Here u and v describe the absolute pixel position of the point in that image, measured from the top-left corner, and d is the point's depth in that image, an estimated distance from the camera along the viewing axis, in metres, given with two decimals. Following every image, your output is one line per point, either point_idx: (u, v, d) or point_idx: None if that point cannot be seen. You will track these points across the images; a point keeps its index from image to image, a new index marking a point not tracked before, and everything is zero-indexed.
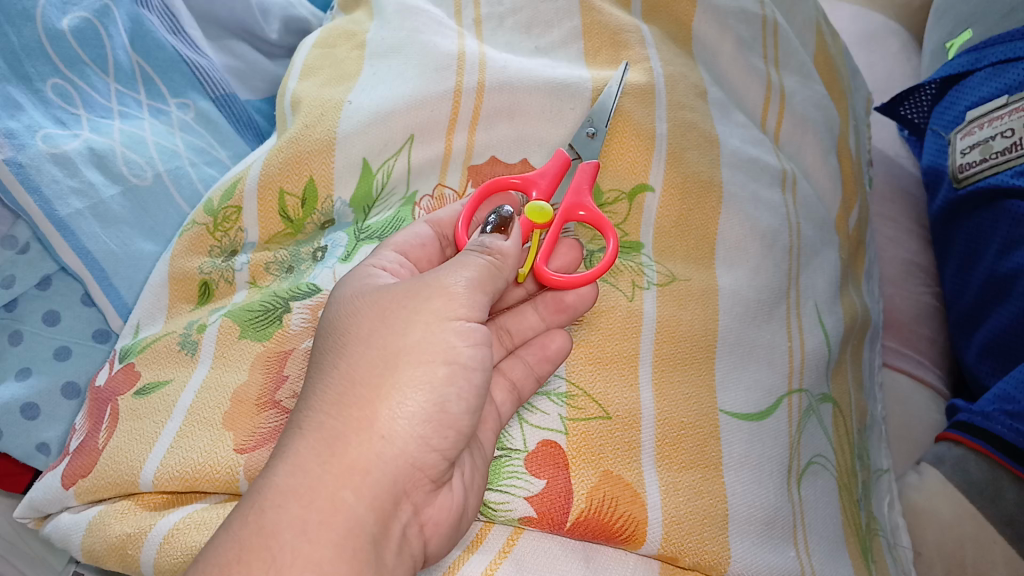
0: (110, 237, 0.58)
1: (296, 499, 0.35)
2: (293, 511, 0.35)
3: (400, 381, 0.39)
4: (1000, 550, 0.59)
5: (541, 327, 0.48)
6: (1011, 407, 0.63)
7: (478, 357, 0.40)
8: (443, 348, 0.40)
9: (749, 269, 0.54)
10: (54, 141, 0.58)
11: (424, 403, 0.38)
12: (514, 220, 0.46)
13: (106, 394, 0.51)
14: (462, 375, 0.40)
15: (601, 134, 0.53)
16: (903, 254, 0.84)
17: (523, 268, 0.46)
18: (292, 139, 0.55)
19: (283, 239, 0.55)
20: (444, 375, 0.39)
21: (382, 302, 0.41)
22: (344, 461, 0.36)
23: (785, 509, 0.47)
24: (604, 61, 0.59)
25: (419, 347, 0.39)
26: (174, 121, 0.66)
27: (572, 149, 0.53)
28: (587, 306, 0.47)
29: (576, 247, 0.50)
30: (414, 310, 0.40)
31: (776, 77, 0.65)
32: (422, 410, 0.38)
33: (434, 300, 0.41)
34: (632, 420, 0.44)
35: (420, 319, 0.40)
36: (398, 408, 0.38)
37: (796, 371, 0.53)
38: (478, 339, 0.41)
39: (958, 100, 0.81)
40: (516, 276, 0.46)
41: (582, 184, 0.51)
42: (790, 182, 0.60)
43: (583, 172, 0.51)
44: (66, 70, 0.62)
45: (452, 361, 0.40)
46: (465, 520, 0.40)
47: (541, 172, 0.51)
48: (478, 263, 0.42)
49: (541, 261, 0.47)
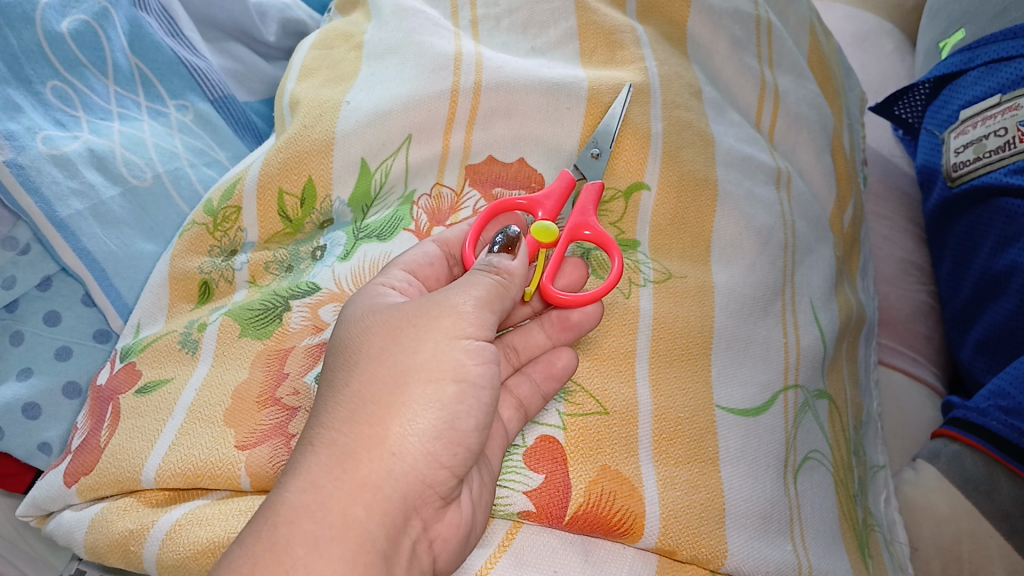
0: (110, 237, 0.59)
1: (308, 517, 0.36)
2: (305, 528, 0.35)
3: (411, 399, 0.39)
4: (996, 546, 0.60)
5: (547, 345, 0.48)
6: (1006, 403, 0.64)
7: (487, 375, 0.41)
8: (452, 365, 0.40)
9: (744, 266, 0.54)
10: (53, 143, 0.58)
11: (435, 420, 0.39)
12: (521, 240, 0.46)
13: (107, 392, 0.51)
14: (471, 393, 0.40)
15: (606, 155, 0.53)
16: (898, 253, 0.85)
17: (529, 288, 0.47)
18: (291, 139, 0.55)
19: (283, 239, 0.56)
20: (454, 394, 0.40)
21: (391, 321, 0.41)
22: (355, 478, 0.37)
23: (782, 503, 0.48)
24: (600, 61, 0.59)
25: (429, 364, 0.40)
26: (172, 122, 0.66)
27: (578, 170, 0.53)
28: (593, 324, 0.47)
29: (582, 265, 0.50)
30: (424, 328, 0.41)
31: (770, 77, 0.66)
32: (432, 427, 0.39)
33: (443, 318, 0.41)
34: (629, 415, 0.44)
35: (430, 338, 0.40)
36: (408, 425, 0.39)
37: (792, 366, 0.53)
38: (486, 357, 0.41)
39: (952, 100, 0.82)
40: (522, 294, 0.47)
41: (587, 205, 0.51)
42: (785, 180, 0.61)
43: (589, 192, 0.51)
44: (65, 73, 0.63)
45: (462, 379, 0.40)
46: (472, 538, 0.41)
47: (547, 193, 0.51)
48: (486, 281, 0.42)
49: (547, 280, 0.48)
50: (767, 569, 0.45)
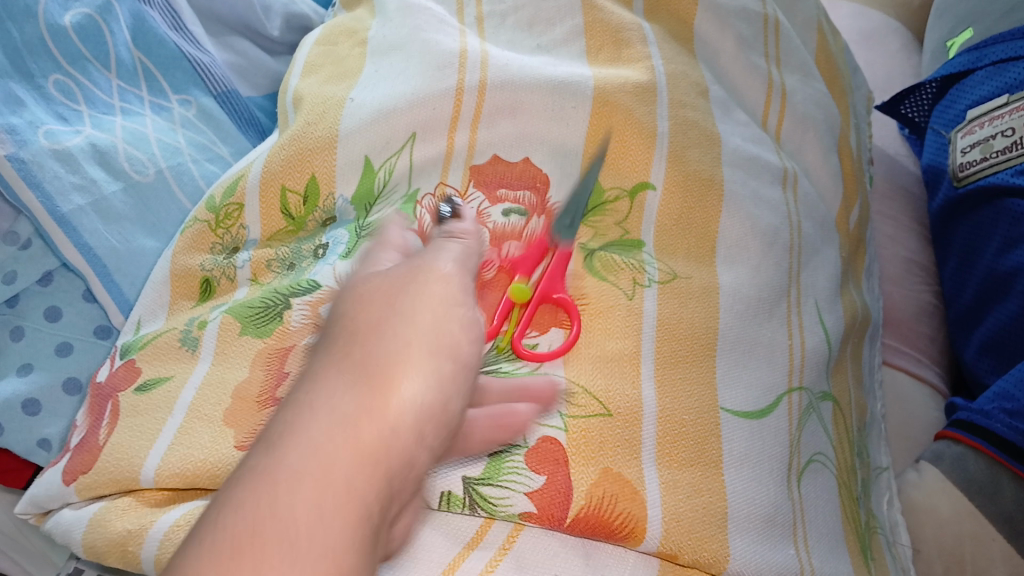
0: (111, 233, 0.59)
1: (291, 436, 0.30)
2: (293, 451, 0.30)
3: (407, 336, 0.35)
4: (998, 548, 0.59)
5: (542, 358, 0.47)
6: (1011, 405, 0.64)
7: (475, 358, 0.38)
8: (450, 339, 0.36)
9: (749, 267, 0.54)
10: (55, 138, 0.58)
11: (424, 393, 0.34)
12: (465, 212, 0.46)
13: (107, 390, 0.51)
14: (462, 373, 0.37)
15: (588, 186, 0.53)
16: (903, 253, 0.83)
17: (501, 342, 0.48)
18: (295, 136, 0.55)
19: (285, 237, 0.55)
20: (448, 372, 0.35)
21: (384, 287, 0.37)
22: (357, 433, 0.31)
23: (785, 507, 0.47)
24: (606, 59, 0.59)
25: (430, 328, 0.36)
26: (175, 117, 0.66)
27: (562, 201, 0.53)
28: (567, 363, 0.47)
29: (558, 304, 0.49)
30: (418, 294, 0.37)
31: (777, 76, 0.65)
32: (422, 401, 0.33)
33: (434, 285, 0.37)
34: (633, 417, 0.44)
35: (427, 307, 0.36)
36: (406, 394, 0.33)
37: (796, 369, 0.53)
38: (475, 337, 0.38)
39: (958, 100, 0.82)
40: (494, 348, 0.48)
41: (557, 270, 0.49)
42: (791, 180, 0.60)
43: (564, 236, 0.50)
44: (68, 67, 0.62)
45: (456, 358, 0.36)
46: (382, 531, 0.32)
47: (525, 254, 0.50)
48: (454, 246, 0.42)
49: (523, 328, 0.48)
50: (769, 574, 0.44)
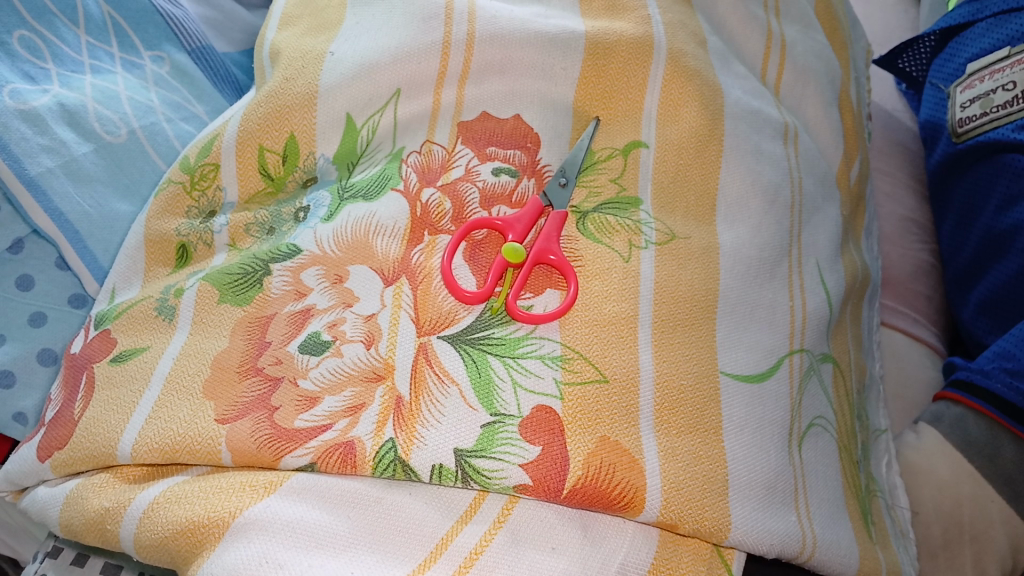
0: (84, 197, 0.56)
1: None
2: None
3: None
4: (998, 510, 0.58)
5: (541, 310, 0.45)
6: (1011, 364, 0.62)
7: None
8: None
9: (750, 226, 0.51)
10: (22, 97, 0.55)
11: None
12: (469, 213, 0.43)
13: (81, 361, 0.50)
14: None
15: (579, 148, 0.51)
16: (900, 210, 0.80)
17: (495, 303, 0.44)
18: (272, 92, 0.53)
19: (264, 198, 0.53)
20: None
21: None
22: None
23: (786, 472, 0.45)
24: (600, 9, 0.56)
25: None
26: (148, 75, 0.62)
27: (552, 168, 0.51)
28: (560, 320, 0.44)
29: (552, 270, 0.47)
30: None
31: (777, 27, 0.63)
32: None
33: None
34: (630, 382, 0.42)
35: None
36: None
37: (797, 330, 0.50)
38: None
39: (958, 53, 0.79)
40: (489, 308, 0.44)
41: (551, 231, 0.47)
42: (792, 135, 0.58)
43: (551, 220, 0.48)
44: (34, 21, 0.59)
45: None
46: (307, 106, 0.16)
47: (518, 214, 0.48)
48: None
49: (516, 292, 0.45)
50: (770, 542, 0.42)
